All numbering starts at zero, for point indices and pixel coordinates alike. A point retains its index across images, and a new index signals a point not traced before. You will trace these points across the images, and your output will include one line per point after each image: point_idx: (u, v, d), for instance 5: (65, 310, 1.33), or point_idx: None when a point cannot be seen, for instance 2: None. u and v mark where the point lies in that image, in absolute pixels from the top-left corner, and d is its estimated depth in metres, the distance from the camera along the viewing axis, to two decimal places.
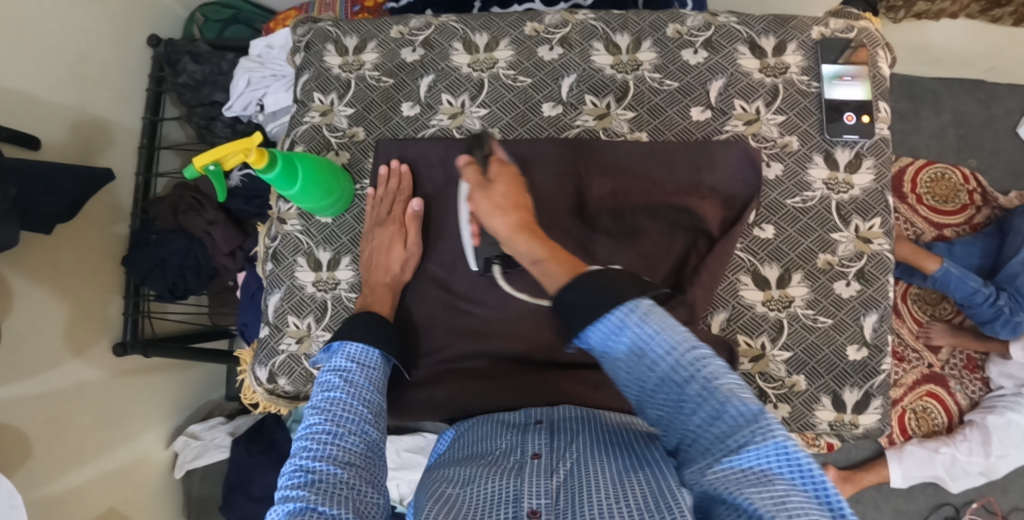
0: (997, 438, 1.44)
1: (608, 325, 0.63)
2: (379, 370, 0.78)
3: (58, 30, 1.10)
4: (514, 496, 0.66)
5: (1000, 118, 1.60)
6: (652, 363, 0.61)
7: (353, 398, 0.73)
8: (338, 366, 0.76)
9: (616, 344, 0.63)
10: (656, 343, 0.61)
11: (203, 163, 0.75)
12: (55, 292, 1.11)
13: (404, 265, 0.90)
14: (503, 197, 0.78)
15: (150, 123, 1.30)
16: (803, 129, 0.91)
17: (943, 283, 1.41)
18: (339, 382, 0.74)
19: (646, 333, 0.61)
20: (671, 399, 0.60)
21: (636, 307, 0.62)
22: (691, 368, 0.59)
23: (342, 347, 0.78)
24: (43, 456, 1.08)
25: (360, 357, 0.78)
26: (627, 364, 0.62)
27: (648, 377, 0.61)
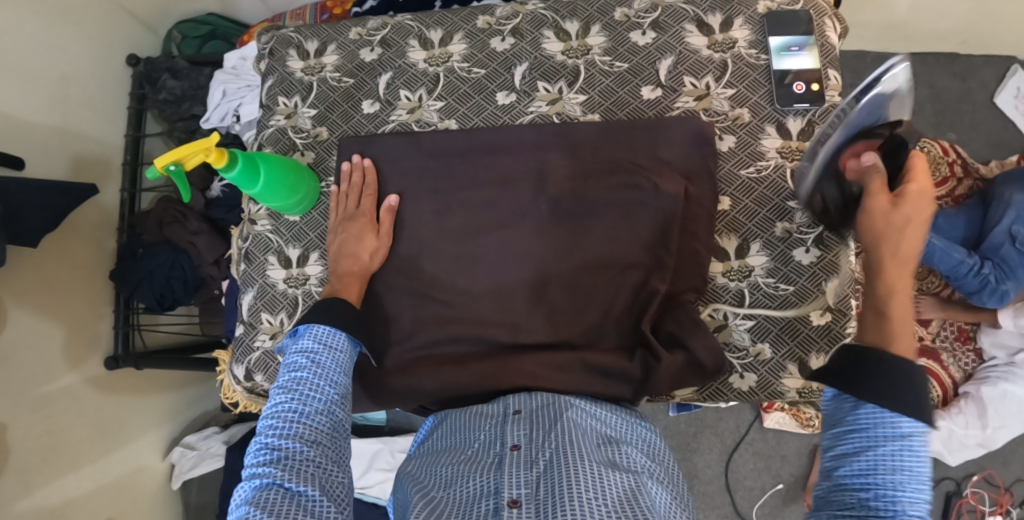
0: (994, 409, 1.42)
1: (893, 419, 0.59)
2: (345, 352, 0.79)
3: (39, 54, 1.14)
4: (492, 487, 0.68)
5: (977, 91, 1.59)
6: (899, 475, 0.57)
7: (320, 378, 0.74)
8: (305, 348, 0.77)
9: (886, 436, 0.59)
10: (914, 470, 0.58)
11: (164, 164, 0.77)
12: (46, 307, 1.14)
13: (373, 255, 0.91)
14: (905, 224, 0.70)
15: (133, 140, 1.34)
16: (754, 101, 0.93)
17: (928, 256, 1.37)
18: (308, 364, 0.75)
19: (921, 458, 0.58)
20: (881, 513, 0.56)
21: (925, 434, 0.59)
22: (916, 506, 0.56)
23: (310, 330, 0.79)
24: (38, 468, 1.10)
25: (328, 339, 0.79)
26: (883, 454, 0.58)
27: (884, 477, 0.57)
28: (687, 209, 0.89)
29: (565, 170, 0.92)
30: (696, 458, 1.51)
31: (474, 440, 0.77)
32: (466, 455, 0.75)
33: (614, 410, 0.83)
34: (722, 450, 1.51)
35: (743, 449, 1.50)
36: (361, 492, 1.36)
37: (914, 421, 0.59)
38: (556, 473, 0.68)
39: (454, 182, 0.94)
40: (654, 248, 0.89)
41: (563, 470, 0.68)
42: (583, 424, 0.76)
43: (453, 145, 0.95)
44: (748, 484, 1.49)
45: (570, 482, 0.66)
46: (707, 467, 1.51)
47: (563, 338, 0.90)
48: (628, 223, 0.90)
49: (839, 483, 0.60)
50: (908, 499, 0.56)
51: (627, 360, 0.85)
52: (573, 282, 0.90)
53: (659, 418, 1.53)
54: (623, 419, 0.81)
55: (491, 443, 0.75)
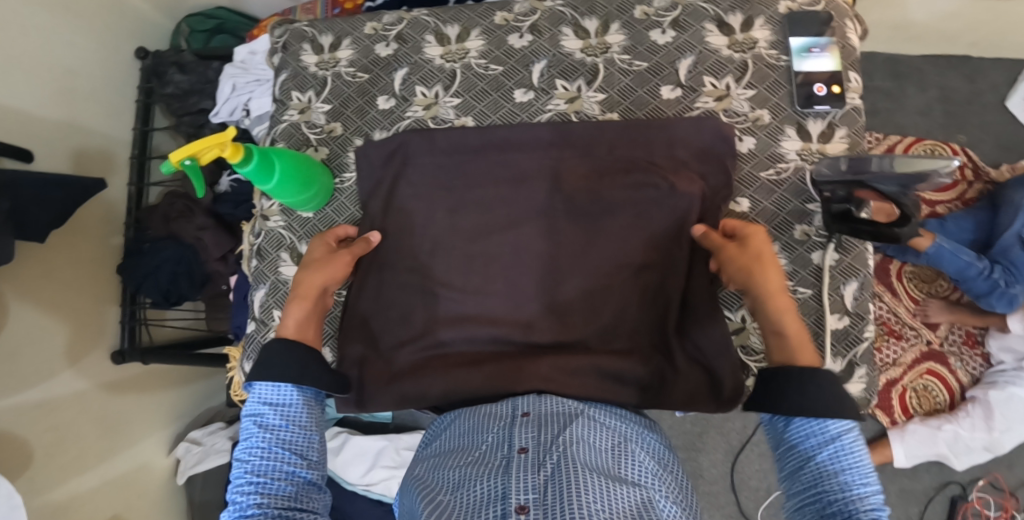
0: (1000, 412, 1.42)
1: (827, 437, 0.69)
2: (298, 404, 0.76)
3: (46, 47, 1.12)
4: (500, 492, 0.66)
5: (988, 93, 1.58)
6: (842, 475, 0.67)
7: (271, 444, 0.73)
8: (254, 412, 0.76)
9: (819, 443, 0.69)
10: (853, 464, 0.67)
11: (179, 158, 0.77)
12: (52, 302, 1.13)
13: (322, 267, 0.87)
14: (761, 255, 0.78)
15: (141, 134, 1.32)
16: (774, 102, 0.92)
17: (936, 259, 1.37)
18: (257, 431, 0.74)
19: (856, 451, 0.68)
20: (838, 509, 0.65)
21: (851, 430, 0.69)
22: (871, 500, 0.65)
23: (255, 392, 0.77)
24: (45, 464, 1.09)
25: (274, 398, 0.76)
26: (824, 456, 0.68)
27: (830, 479, 0.67)
28: (705, 210, 0.89)
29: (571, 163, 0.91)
30: (702, 458, 1.51)
31: (482, 442, 0.76)
32: (473, 457, 0.73)
33: (623, 417, 0.82)
34: (728, 450, 1.51)
35: (749, 450, 1.50)
36: (365, 489, 1.34)
37: (839, 420, 0.69)
38: (565, 478, 0.67)
39: (468, 180, 0.93)
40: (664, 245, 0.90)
41: (574, 476, 0.66)
42: (593, 429, 0.75)
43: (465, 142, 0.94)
44: (754, 484, 1.49)
45: (581, 491, 0.65)
46: (713, 468, 1.51)
47: (576, 337, 0.89)
48: (641, 220, 0.89)
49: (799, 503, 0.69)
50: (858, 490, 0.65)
51: (640, 367, 0.86)
52: (587, 284, 0.90)
53: (665, 418, 1.53)
54: (632, 424, 0.81)
55: (499, 446, 0.74)
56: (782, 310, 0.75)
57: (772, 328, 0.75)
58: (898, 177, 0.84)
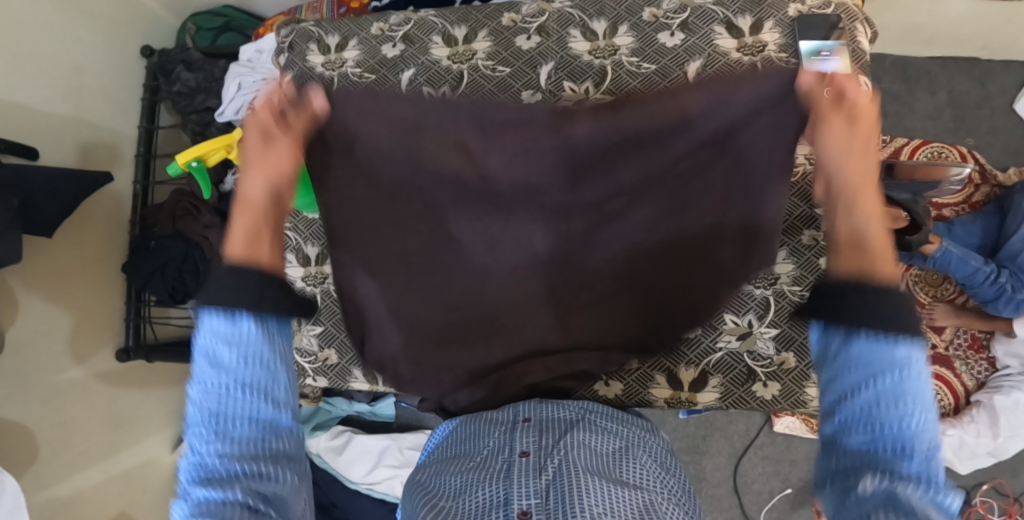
0: (1006, 419, 1.40)
1: (886, 362, 0.53)
2: (261, 339, 0.58)
3: (53, 43, 1.12)
4: (502, 497, 0.66)
5: (997, 96, 1.57)
6: (899, 412, 0.52)
7: (238, 392, 0.57)
8: (211, 344, 0.58)
9: (879, 367, 0.53)
10: (912, 399, 0.52)
11: (185, 161, 0.80)
12: (58, 299, 1.13)
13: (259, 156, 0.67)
14: (868, 140, 0.63)
15: (147, 131, 1.32)
16: None
17: (943, 263, 1.37)
18: (214, 373, 0.57)
19: (920, 381, 0.53)
20: (893, 458, 0.51)
21: (918, 358, 0.53)
22: (931, 447, 0.51)
23: (210, 320, 0.58)
24: (50, 460, 1.09)
25: (235, 330, 0.58)
26: (881, 387, 0.53)
27: (885, 416, 0.52)
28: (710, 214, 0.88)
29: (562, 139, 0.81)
30: (706, 461, 1.51)
31: (483, 448, 0.76)
32: (475, 462, 0.74)
33: (625, 424, 0.82)
34: (731, 453, 1.51)
35: (752, 453, 1.50)
36: (369, 488, 1.34)
37: (908, 343, 0.53)
38: (566, 480, 0.66)
39: None
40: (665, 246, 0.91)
41: (575, 478, 0.66)
42: (593, 432, 0.76)
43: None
44: (757, 488, 1.49)
45: (583, 492, 0.64)
46: (717, 471, 1.51)
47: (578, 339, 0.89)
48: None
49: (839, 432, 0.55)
50: (916, 434, 0.51)
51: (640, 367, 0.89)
52: None
53: (669, 420, 1.53)
54: (633, 429, 0.81)
55: (500, 450, 0.74)
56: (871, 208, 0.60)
57: (853, 222, 0.60)
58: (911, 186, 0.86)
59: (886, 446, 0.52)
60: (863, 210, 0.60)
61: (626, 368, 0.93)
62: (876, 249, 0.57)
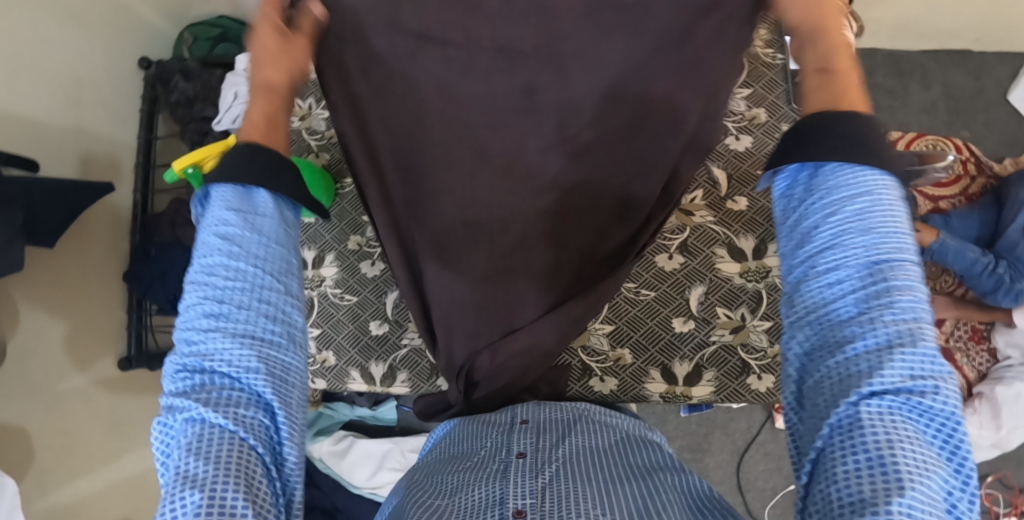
0: (1008, 410, 1.40)
1: (850, 193, 0.51)
2: (273, 216, 0.57)
3: (52, 54, 1.14)
4: (497, 496, 0.66)
5: (991, 88, 1.58)
6: (863, 242, 0.50)
7: (240, 260, 0.54)
8: (216, 215, 0.56)
9: (844, 198, 0.51)
10: (882, 231, 0.50)
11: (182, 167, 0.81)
12: (59, 307, 1.14)
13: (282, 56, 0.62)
14: None
15: (145, 141, 1.34)
16: (769, 101, 0.99)
17: (941, 256, 1.37)
18: (220, 244, 0.55)
19: (887, 211, 0.51)
20: (856, 288, 0.50)
21: (886, 189, 0.51)
22: (902, 280, 0.49)
23: (220, 192, 0.56)
24: (52, 467, 1.10)
25: (245, 204, 0.56)
26: (844, 216, 0.51)
27: (850, 245, 0.50)
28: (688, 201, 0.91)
29: (573, 65, 0.72)
30: (708, 458, 1.51)
31: (481, 448, 0.77)
32: (472, 463, 0.75)
33: (621, 424, 0.83)
34: (733, 450, 1.51)
35: (754, 449, 1.50)
36: (372, 493, 1.36)
37: (874, 173, 0.51)
38: (562, 483, 0.67)
39: None
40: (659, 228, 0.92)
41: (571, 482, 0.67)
42: (590, 436, 0.77)
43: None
44: (759, 484, 1.49)
45: (579, 493, 0.65)
46: (719, 468, 1.50)
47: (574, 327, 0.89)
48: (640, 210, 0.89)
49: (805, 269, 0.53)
50: (880, 261, 0.50)
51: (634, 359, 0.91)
52: None
53: (671, 419, 1.53)
54: (629, 429, 0.82)
55: (497, 451, 0.75)
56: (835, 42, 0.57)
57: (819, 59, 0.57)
58: None
59: (845, 287, 0.50)
60: (834, 43, 0.57)
61: (622, 364, 0.94)
62: (846, 84, 0.55)
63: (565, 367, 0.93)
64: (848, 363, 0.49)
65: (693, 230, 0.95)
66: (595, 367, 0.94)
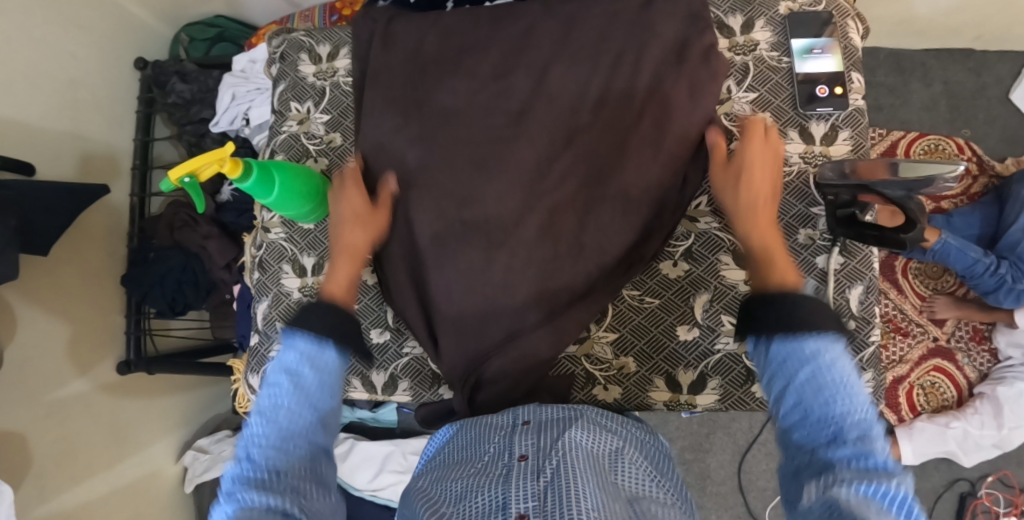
0: (1010, 409, 1.40)
1: (801, 358, 0.58)
2: (334, 370, 0.67)
3: (46, 57, 1.11)
4: (501, 501, 0.66)
5: (992, 86, 1.56)
6: (821, 396, 0.56)
7: (301, 404, 0.64)
8: (286, 362, 0.67)
9: (797, 362, 0.58)
10: (835, 383, 0.56)
11: (178, 176, 0.76)
12: (57, 312, 1.13)
13: (367, 227, 0.87)
14: (753, 174, 0.76)
15: (143, 143, 1.32)
16: (776, 105, 0.92)
17: (942, 256, 1.36)
18: (286, 384, 0.65)
19: (836, 367, 0.57)
20: (822, 438, 0.55)
21: (834, 345, 0.58)
22: (860, 422, 0.54)
23: (294, 341, 0.68)
24: (52, 474, 1.09)
25: (314, 354, 0.67)
26: (802, 376, 0.57)
27: (810, 403, 0.56)
28: None
29: None
30: (710, 459, 1.51)
31: (483, 453, 0.76)
32: (476, 468, 0.74)
33: (624, 425, 0.82)
34: (734, 450, 1.51)
35: (756, 450, 1.49)
36: (373, 495, 1.36)
37: (818, 337, 0.58)
38: (565, 482, 0.66)
39: None
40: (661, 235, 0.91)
41: (574, 481, 0.66)
42: (595, 433, 0.75)
43: (466, 133, 0.90)
44: (761, 485, 1.48)
45: (582, 495, 0.64)
46: (721, 468, 1.51)
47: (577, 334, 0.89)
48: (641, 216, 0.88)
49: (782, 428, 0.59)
50: (840, 413, 0.55)
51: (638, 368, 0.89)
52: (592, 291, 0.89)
53: (671, 420, 1.53)
54: (634, 428, 0.81)
55: (500, 455, 0.74)
56: (760, 227, 0.73)
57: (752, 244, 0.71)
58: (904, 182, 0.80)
59: (813, 438, 0.55)
60: (758, 223, 0.73)
61: (625, 372, 0.93)
62: (774, 261, 0.67)
63: (568, 377, 0.93)
64: (826, 496, 0.52)
65: (697, 237, 0.93)
66: (599, 375, 0.94)
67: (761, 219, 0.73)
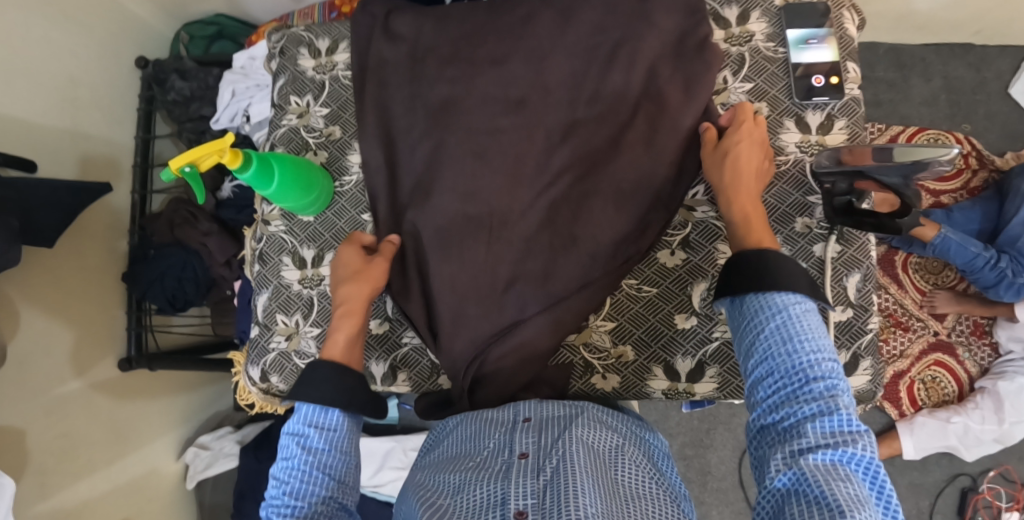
0: (1011, 404, 1.40)
1: (772, 312, 0.66)
2: (340, 430, 0.78)
3: (47, 56, 1.13)
4: (500, 497, 0.68)
5: (992, 81, 1.57)
6: (790, 344, 0.63)
7: (312, 466, 0.75)
8: (296, 431, 0.78)
9: (769, 315, 0.66)
10: (804, 333, 0.64)
11: (178, 165, 0.76)
12: (59, 308, 1.14)
13: (365, 280, 0.87)
14: (738, 153, 0.80)
15: (143, 141, 1.33)
16: (772, 95, 0.93)
17: (942, 250, 1.37)
18: (300, 452, 0.76)
19: (804, 320, 0.65)
20: (791, 380, 0.62)
21: (805, 303, 0.66)
22: (823, 369, 0.62)
23: (299, 411, 0.79)
24: (53, 470, 1.10)
25: (319, 419, 0.78)
26: (773, 327, 0.65)
27: (780, 351, 0.64)
28: None
29: None
30: (711, 454, 1.51)
31: (483, 448, 0.77)
32: (475, 463, 0.74)
33: (624, 420, 0.82)
34: (735, 446, 1.50)
35: None
36: (374, 491, 1.36)
37: (784, 295, 0.66)
38: (564, 478, 0.67)
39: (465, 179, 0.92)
40: (659, 223, 0.89)
41: (572, 476, 0.67)
42: (598, 428, 0.76)
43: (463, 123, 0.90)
44: None
45: (580, 490, 0.65)
46: (723, 464, 1.50)
47: (575, 324, 0.89)
48: (637, 206, 0.88)
49: (753, 376, 0.66)
50: (807, 358, 0.62)
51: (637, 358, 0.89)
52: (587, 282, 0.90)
53: (671, 415, 1.53)
54: (636, 425, 0.82)
55: (500, 451, 0.75)
56: (744, 206, 0.77)
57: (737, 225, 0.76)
58: (900, 167, 0.80)
59: (783, 382, 0.62)
60: (742, 204, 0.77)
61: (624, 361, 0.93)
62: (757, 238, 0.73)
63: (566, 366, 0.93)
64: (791, 456, 0.58)
65: (695, 225, 0.93)
66: (598, 364, 0.94)
67: (743, 198, 0.77)
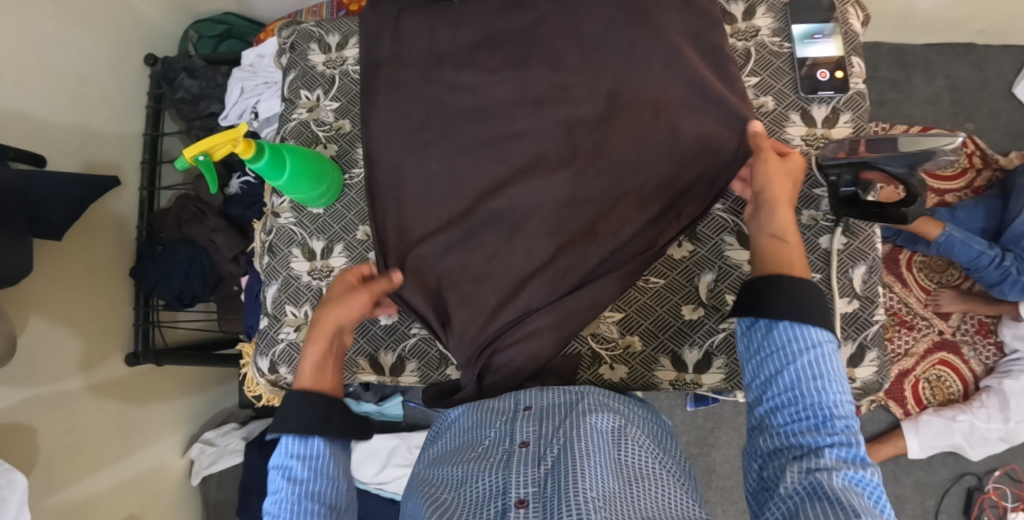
0: (1016, 402, 1.40)
1: (801, 345, 0.65)
2: (324, 455, 0.77)
3: (58, 53, 1.14)
4: (501, 487, 0.68)
5: (995, 80, 1.57)
6: (818, 383, 0.63)
7: (301, 497, 0.74)
8: (281, 463, 0.77)
9: (799, 349, 0.64)
10: (831, 373, 0.63)
11: (193, 153, 0.77)
12: (67, 303, 1.15)
13: (349, 306, 0.84)
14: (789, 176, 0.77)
15: (151, 138, 1.35)
16: (778, 89, 0.94)
17: (947, 248, 1.37)
18: (287, 484, 0.75)
19: (831, 359, 0.64)
20: (814, 419, 0.62)
21: (832, 341, 0.65)
22: (844, 410, 0.62)
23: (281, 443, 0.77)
24: (60, 465, 1.10)
25: (301, 449, 0.77)
26: (802, 363, 0.64)
27: (807, 388, 0.63)
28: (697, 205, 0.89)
29: None
30: (715, 452, 1.51)
31: (484, 437, 0.77)
32: (477, 453, 0.75)
33: (626, 402, 0.81)
34: (740, 444, 1.50)
35: None
36: (379, 488, 1.36)
37: (818, 329, 0.65)
38: (564, 469, 0.68)
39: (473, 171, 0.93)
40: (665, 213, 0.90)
41: (571, 466, 0.68)
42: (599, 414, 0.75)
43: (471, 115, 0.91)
44: None
45: (580, 481, 0.66)
46: (727, 462, 1.50)
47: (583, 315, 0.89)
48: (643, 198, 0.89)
49: (771, 406, 0.65)
50: (831, 399, 0.62)
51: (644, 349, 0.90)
52: None
53: (676, 412, 1.53)
54: (639, 407, 0.82)
55: (501, 441, 0.75)
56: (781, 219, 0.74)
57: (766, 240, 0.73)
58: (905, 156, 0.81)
59: (805, 420, 0.62)
60: (779, 218, 0.73)
61: (631, 351, 0.94)
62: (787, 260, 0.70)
63: (574, 356, 0.93)
64: (808, 487, 0.58)
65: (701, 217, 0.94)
66: (605, 354, 0.94)
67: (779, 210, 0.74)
